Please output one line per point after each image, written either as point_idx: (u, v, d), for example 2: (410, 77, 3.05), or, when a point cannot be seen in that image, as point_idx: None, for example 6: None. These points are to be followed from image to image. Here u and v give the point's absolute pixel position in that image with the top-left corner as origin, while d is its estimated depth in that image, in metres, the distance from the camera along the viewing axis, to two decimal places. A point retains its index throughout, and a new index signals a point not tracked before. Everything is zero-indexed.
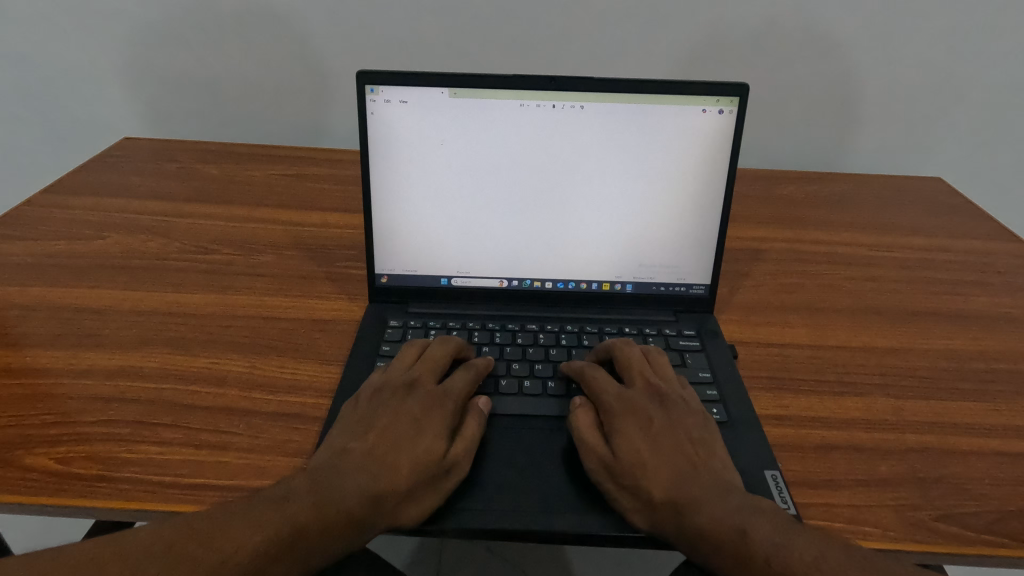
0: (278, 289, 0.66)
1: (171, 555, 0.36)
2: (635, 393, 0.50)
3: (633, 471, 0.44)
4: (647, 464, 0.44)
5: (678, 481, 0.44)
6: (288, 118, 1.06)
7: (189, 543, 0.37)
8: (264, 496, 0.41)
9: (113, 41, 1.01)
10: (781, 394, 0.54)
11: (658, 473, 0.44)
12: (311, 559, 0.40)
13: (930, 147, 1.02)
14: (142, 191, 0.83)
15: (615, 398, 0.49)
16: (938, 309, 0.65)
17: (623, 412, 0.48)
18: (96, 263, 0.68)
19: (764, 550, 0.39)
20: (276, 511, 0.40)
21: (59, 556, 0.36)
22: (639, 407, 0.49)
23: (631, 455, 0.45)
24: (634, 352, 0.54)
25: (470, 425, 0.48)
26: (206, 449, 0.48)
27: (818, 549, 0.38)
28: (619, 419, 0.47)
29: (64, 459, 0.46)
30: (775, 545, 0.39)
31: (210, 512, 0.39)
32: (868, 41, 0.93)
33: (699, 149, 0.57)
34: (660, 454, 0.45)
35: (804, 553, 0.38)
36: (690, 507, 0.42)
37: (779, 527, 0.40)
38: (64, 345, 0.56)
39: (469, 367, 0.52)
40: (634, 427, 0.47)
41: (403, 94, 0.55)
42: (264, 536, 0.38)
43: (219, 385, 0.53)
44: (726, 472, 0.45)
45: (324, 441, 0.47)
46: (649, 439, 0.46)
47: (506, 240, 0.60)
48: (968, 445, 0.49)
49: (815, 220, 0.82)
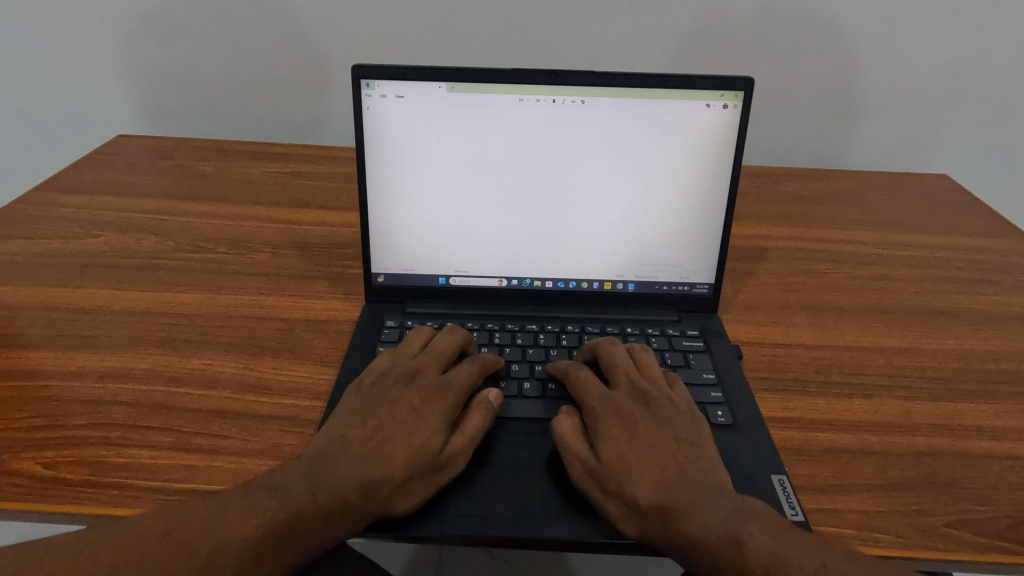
0: (273, 288, 0.65)
1: (168, 543, 0.35)
2: (620, 393, 0.49)
3: (618, 474, 0.43)
4: (632, 466, 0.43)
5: (667, 484, 0.42)
6: (286, 116, 1.05)
7: (187, 532, 0.36)
8: (261, 484, 0.40)
9: (106, 37, 1.00)
10: (787, 396, 0.53)
11: (644, 475, 0.43)
12: (308, 544, 0.39)
13: (935, 145, 1.01)
14: (135, 189, 0.81)
15: (598, 399, 0.48)
16: (946, 308, 0.64)
17: (606, 414, 0.47)
18: (87, 262, 0.66)
19: (762, 559, 0.37)
20: (273, 497, 0.39)
21: (52, 544, 0.34)
22: (624, 408, 0.48)
23: (616, 457, 0.44)
24: (619, 352, 0.53)
25: (473, 420, 0.47)
26: (197, 454, 0.46)
27: (818, 558, 0.37)
28: (602, 422, 0.46)
29: (51, 464, 0.45)
30: (773, 553, 0.37)
31: (206, 499, 0.38)
32: (873, 36, 0.92)
33: (704, 145, 0.55)
34: (645, 455, 0.44)
35: (806, 564, 0.36)
36: (679, 513, 0.41)
37: (776, 534, 0.38)
38: (53, 346, 0.55)
39: (475, 359, 0.51)
40: (618, 428, 0.46)
41: (399, 88, 0.54)
42: (263, 522, 0.37)
43: (212, 387, 0.52)
44: (716, 473, 0.43)
45: (322, 431, 0.46)
46: (634, 440, 0.45)
47: (505, 239, 0.59)
48: (978, 448, 0.48)
49: (819, 218, 0.81)
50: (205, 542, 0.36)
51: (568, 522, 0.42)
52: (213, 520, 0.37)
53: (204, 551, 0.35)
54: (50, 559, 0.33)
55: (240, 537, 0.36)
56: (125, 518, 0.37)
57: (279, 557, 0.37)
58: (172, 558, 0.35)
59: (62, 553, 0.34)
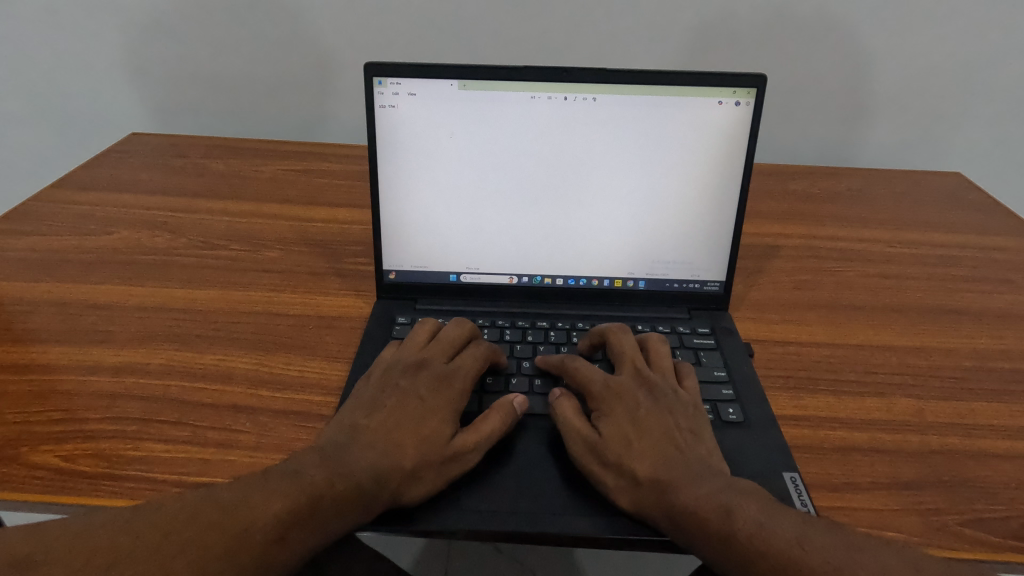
0: (286, 285, 0.66)
1: (200, 524, 0.36)
2: (624, 380, 0.49)
3: (618, 451, 0.44)
4: (632, 444, 0.44)
5: (664, 461, 0.43)
6: (298, 114, 1.06)
7: (216, 513, 0.36)
8: (281, 470, 0.40)
9: (118, 35, 1.01)
10: (799, 394, 0.53)
11: (644, 452, 0.44)
12: (327, 528, 0.39)
13: (946, 144, 1.01)
14: (149, 187, 0.82)
15: (601, 382, 0.49)
16: (961, 307, 0.63)
17: (608, 398, 0.48)
18: (102, 259, 0.67)
19: (749, 529, 0.37)
20: (293, 482, 0.39)
21: (94, 520, 0.35)
22: (627, 394, 0.48)
23: (616, 436, 0.45)
24: (628, 340, 0.53)
25: (491, 420, 0.46)
26: (212, 448, 0.47)
27: (800, 529, 0.37)
28: (605, 405, 0.47)
29: (70, 456, 0.45)
30: (759, 525, 0.37)
31: (231, 483, 0.39)
32: (886, 30, 0.90)
33: (716, 142, 0.55)
34: (648, 434, 0.45)
35: (788, 535, 0.37)
36: (675, 487, 0.41)
37: (763, 508, 0.39)
38: (71, 341, 0.56)
39: (480, 345, 0.52)
40: (621, 412, 0.47)
41: (411, 86, 0.54)
42: (286, 506, 0.38)
43: (226, 382, 0.53)
44: (713, 459, 0.44)
45: (336, 417, 0.47)
46: (636, 422, 0.46)
47: (516, 236, 0.59)
48: (993, 447, 0.48)
49: (831, 216, 0.80)
50: (235, 522, 0.36)
51: (576, 517, 0.42)
52: (240, 500, 0.37)
53: (233, 532, 0.36)
54: (95, 533, 0.34)
55: (267, 517, 0.37)
56: (156, 499, 0.37)
57: (302, 539, 0.38)
58: (203, 537, 0.35)
59: (103, 530, 0.34)
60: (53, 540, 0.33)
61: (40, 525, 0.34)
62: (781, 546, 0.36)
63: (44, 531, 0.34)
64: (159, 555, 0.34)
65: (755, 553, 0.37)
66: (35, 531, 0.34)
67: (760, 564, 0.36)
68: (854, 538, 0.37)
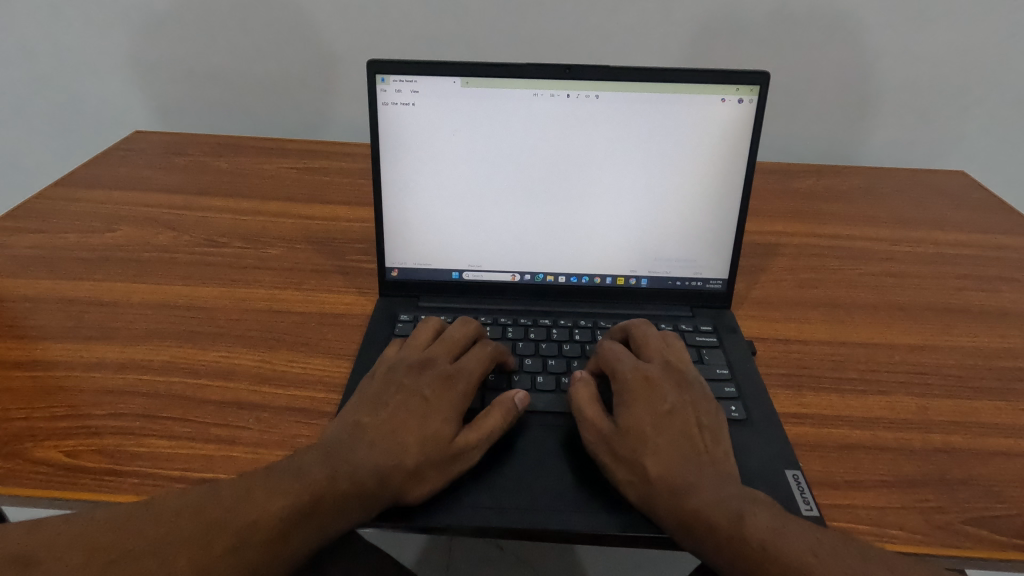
0: (288, 282, 0.66)
1: (201, 523, 0.36)
2: (653, 368, 0.50)
3: (633, 444, 0.44)
4: (648, 439, 0.44)
5: (677, 460, 0.43)
6: (300, 111, 1.06)
7: (217, 510, 0.36)
8: (283, 467, 0.41)
9: (120, 32, 1.01)
10: (801, 392, 0.53)
11: (658, 449, 0.44)
12: (330, 526, 0.39)
13: (950, 142, 1.00)
14: (152, 184, 0.82)
15: (631, 371, 0.49)
16: (964, 306, 0.63)
17: (635, 385, 0.48)
18: (105, 256, 0.67)
19: (760, 534, 0.37)
20: (296, 481, 0.39)
21: (94, 518, 0.35)
22: (654, 382, 0.48)
23: (634, 429, 0.45)
24: (653, 332, 0.54)
25: (492, 417, 0.46)
26: (216, 444, 0.47)
27: (816, 537, 0.37)
28: (629, 393, 0.48)
29: (74, 452, 0.46)
30: (773, 531, 0.37)
31: (233, 480, 0.39)
32: (891, 27, 0.90)
33: (719, 140, 0.55)
34: (665, 431, 0.45)
35: (802, 543, 0.37)
36: (684, 487, 0.41)
37: (776, 515, 0.39)
38: (74, 337, 0.56)
39: (485, 346, 0.52)
40: (644, 401, 0.47)
41: (414, 84, 0.54)
42: (287, 504, 0.38)
43: (228, 378, 0.53)
44: (727, 462, 0.44)
45: (340, 414, 0.47)
46: (656, 415, 0.46)
47: (519, 235, 0.59)
48: (996, 445, 0.47)
49: (834, 215, 0.80)
50: (235, 520, 0.36)
51: (576, 514, 0.42)
52: (241, 499, 0.37)
53: (234, 530, 0.36)
54: (96, 531, 0.34)
55: (267, 515, 0.37)
56: (158, 495, 0.37)
57: (303, 537, 0.38)
58: (204, 535, 0.35)
59: (104, 529, 0.34)
60: (56, 537, 0.33)
61: (42, 520, 0.35)
62: (792, 554, 0.36)
63: (46, 527, 0.34)
64: (159, 555, 0.34)
65: (767, 558, 0.36)
66: (36, 529, 0.34)
67: (768, 568, 0.36)
68: (866, 546, 0.37)
